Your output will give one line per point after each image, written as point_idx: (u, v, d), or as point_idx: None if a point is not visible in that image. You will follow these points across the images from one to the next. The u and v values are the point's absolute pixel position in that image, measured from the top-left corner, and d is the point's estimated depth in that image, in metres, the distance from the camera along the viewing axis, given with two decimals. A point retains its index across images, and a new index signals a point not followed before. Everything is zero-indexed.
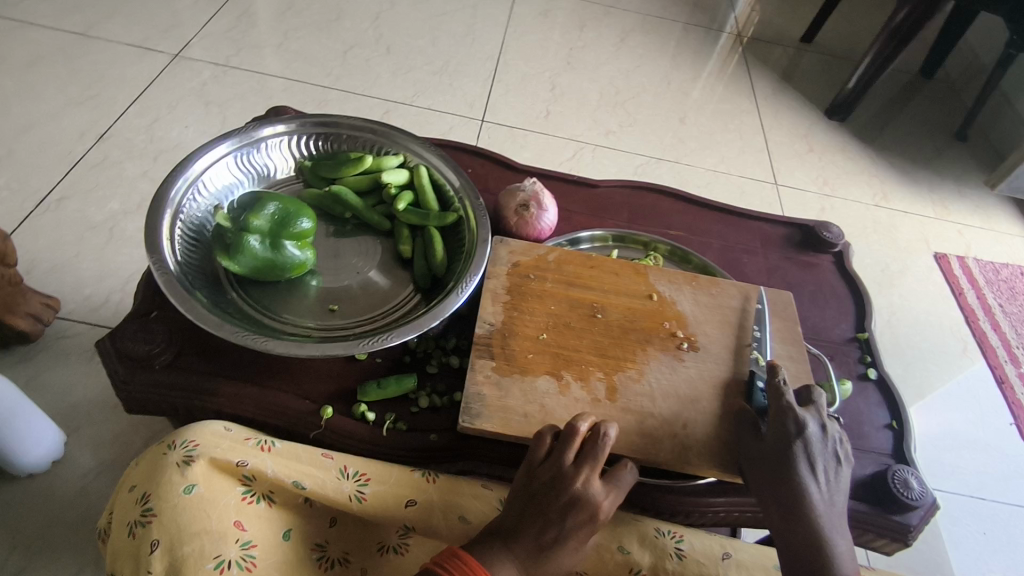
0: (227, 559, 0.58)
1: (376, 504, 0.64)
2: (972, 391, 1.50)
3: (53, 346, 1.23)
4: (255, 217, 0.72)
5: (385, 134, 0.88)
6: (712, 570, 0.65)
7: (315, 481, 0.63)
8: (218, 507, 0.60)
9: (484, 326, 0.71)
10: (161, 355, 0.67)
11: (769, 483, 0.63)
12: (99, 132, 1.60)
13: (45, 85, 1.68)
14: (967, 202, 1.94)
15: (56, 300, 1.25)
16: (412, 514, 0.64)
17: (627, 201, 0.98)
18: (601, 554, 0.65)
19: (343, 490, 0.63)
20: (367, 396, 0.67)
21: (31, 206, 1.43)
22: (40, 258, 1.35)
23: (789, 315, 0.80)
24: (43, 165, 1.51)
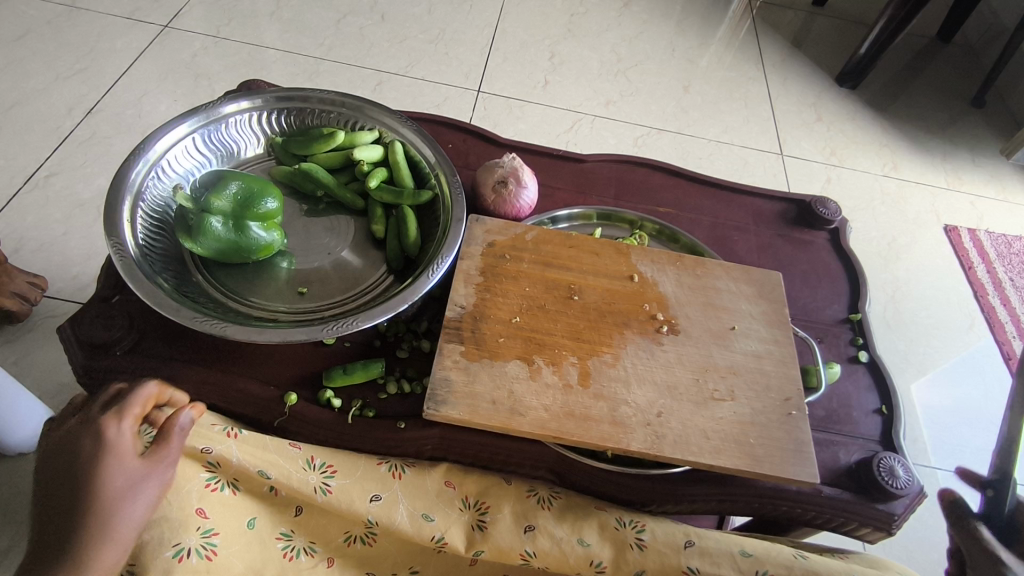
0: (186, 548, 0.60)
1: (341, 497, 0.64)
2: (977, 367, 1.46)
3: (40, 325, 1.22)
4: (217, 196, 0.69)
5: (358, 108, 0.84)
6: (674, 558, 0.64)
7: (281, 472, 0.64)
8: (181, 494, 0.61)
9: (454, 309, 0.69)
10: (122, 341, 0.65)
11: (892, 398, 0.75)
12: (87, 107, 1.57)
13: (32, 59, 1.64)
14: (982, 172, 1.88)
15: (43, 279, 1.24)
16: (377, 509, 0.65)
17: (614, 176, 0.94)
18: (562, 550, 0.65)
19: (309, 481, 0.64)
20: (333, 381, 0.66)
21: (19, 183, 1.41)
22: (28, 236, 1.34)
23: (776, 297, 0.76)
24: (31, 142, 1.48)
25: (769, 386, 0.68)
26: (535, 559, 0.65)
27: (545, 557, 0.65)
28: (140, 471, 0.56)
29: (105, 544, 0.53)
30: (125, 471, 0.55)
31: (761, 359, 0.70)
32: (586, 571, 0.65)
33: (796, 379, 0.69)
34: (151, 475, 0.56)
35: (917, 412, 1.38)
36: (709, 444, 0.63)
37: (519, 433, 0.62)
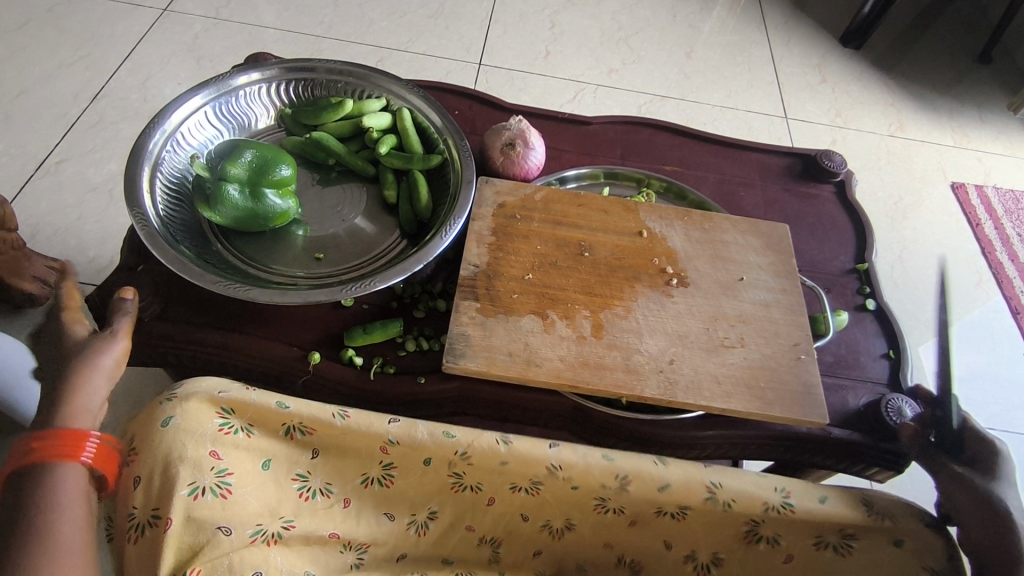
0: (201, 486, 0.63)
1: (360, 421, 0.65)
2: (985, 322, 1.48)
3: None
4: (232, 164, 0.71)
5: (365, 77, 0.85)
6: (694, 472, 0.66)
7: (299, 404, 0.66)
8: (195, 437, 0.63)
9: (468, 268, 0.71)
10: (148, 307, 0.67)
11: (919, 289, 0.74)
12: (93, 93, 1.58)
13: (36, 47, 1.65)
14: (990, 129, 1.86)
15: (62, 264, 1.26)
16: (397, 428, 0.65)
17: (619, 136, 0.95)
18: (586, 462, 0.66)
19: (327, 409, 0.66)
20: (353, 340, 0.68)
21: (32, 170, 1.43)
22: (44, 222, 1.36)
23: (784, 247, 0.78)
24: (40, 129, 1.50)
25: (777, 332, 0.70)
26: (562, 470, 0.66)
27: (571, 468, 0.66)
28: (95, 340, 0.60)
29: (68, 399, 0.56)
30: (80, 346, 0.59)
31: (769, 307, 0.72)
32: (611, 483, 0.66)
33: (804, 325, 0.71)
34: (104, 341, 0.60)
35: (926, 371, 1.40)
36: (720, 388, 0.65)
37: (536, 383, 0.64)
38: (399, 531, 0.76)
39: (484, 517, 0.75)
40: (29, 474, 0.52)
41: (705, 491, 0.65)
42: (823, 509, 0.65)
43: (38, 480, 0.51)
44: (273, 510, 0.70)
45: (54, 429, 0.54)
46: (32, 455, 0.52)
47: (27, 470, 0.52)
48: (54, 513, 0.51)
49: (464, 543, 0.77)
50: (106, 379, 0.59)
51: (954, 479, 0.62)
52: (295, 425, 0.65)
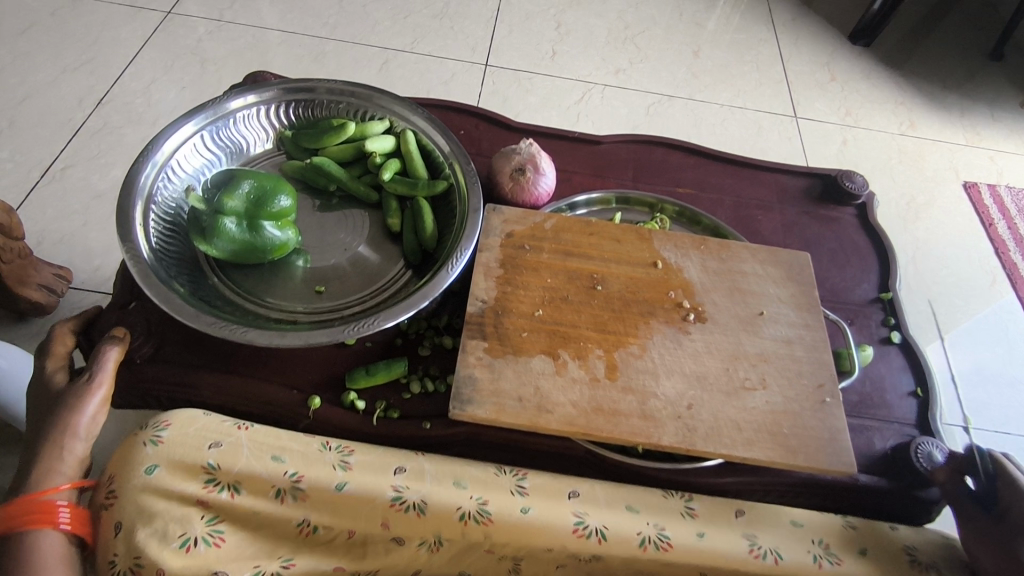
0: (193, 537, 0.60)
1: (361, 472, 0.61)
2: (1000, 324, 1.43)
3: (67, 316, 1.21)
4: (228, 196, 0.67)
5: (367, 98, 0.82)
6: (728, 526, 0.62)
7: (296, 455, 0.61)
8: (178, 489, 0.59)
9: (475, 304, 0.67)
10: (141, 349, 0.65)
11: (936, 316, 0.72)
12: (97, 97, 1.55)
13: (38, 52, 1.62)
14: (1001, 127, 1.81)
15: (68, 270, 1.23)
16: (404, 478, 0.61)
17: (630, 156, 0.91)
18: (614, 513, 0.62)
19: (326, 460, 0.61)
20: (355, 383, 0.65)
21: (37, 176, 1.41)
22: (49, 230, 1.33)
23: (804, 278, 0.74)
24: (45, 135, 1.47)
25: (801, 373, 0.67)
26: (589, 518, 0.62)
27: (598, 515, 0.62)
28: (72, 396, 0.59)
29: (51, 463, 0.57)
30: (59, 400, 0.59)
31: (791, 345, 0.68)
32: (648, 531, 0.61)
33: (829, 365, 0.67)
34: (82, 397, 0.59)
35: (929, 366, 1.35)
36: (740, 435, 0.62)
37: (548, 430, 0.61)
38: (410, 553, 0.68)
39: (507, 546, 0.65)
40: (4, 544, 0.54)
41: (746, 542, 0.62)
42: (864, 563, 0.62)
43: (13, 549, 0.54)
44: (269, 549, 0.65)
45: (25, 497, 0.56)
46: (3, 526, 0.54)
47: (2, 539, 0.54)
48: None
49: (483, 559, 0.69)
50: (84, 442, 0.59)
51: (977, 534, 0.61)
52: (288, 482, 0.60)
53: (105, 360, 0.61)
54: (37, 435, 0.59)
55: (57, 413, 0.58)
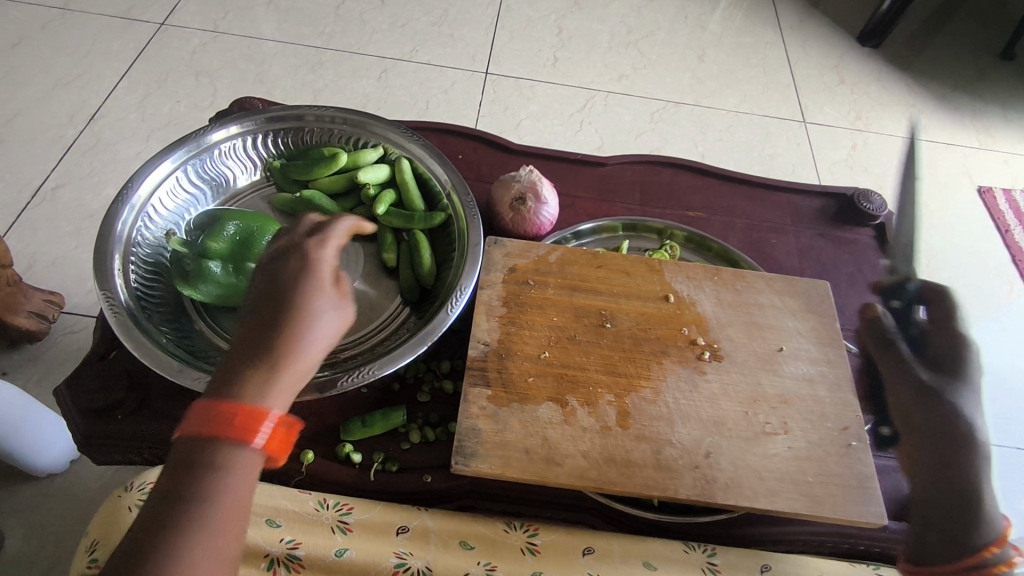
0: None
1: (363, 534, 0.58)
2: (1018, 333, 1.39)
3: (60, 341, 1.17)
4: (214, 240, 0.64)
5: (359, 124, 0.78)
6: None
7: (293, 518, 0.59)
8: None
9: (477, 347, 0.64)
10: (123, 403, 0.63)
11: (925, 403, 0.64)
12: (90, 113, 1.52)
13: (30, 67, 1.59)
14: (1016, 128, 1.77)
15: (60, 295, 1.18)
16: (408, 540, 0.59)
17: (638, 178, 0.87)
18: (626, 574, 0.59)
19: (324, 521, 0.59)
20: (351, 435, 0.61)
21: (28, 196, 1.37)
22: (41, 252, 1.30)
23: (825, 309, 0.70)
24: (37, 153, 1.44)
25: (824, 415, 0.63)
26: None
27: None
28: (316, 287, 0.51)
29: (282, 368, 0.47)
30: (293, 287, 0.51)
31: (814, 384, 0.64)
32: None
33: (855, 405, 0.63)
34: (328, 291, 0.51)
35: None
36: (761, 486, 0.58)
37: (556, 485, 0.57)
38: None
39: None
40: (190, 448, 0.44)
41: None
42: None
43: (200, 460, 0.44)
44: None
45: (236, 398, 0.45)
46: (198, 427, 0.44)
47: (191, 439, 0.44)
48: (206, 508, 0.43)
49: None
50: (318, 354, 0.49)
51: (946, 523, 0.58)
52: (284, 549, 0.57)
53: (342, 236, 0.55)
54: (257, 328, 0.49)
55: (292, 307, 0.50)
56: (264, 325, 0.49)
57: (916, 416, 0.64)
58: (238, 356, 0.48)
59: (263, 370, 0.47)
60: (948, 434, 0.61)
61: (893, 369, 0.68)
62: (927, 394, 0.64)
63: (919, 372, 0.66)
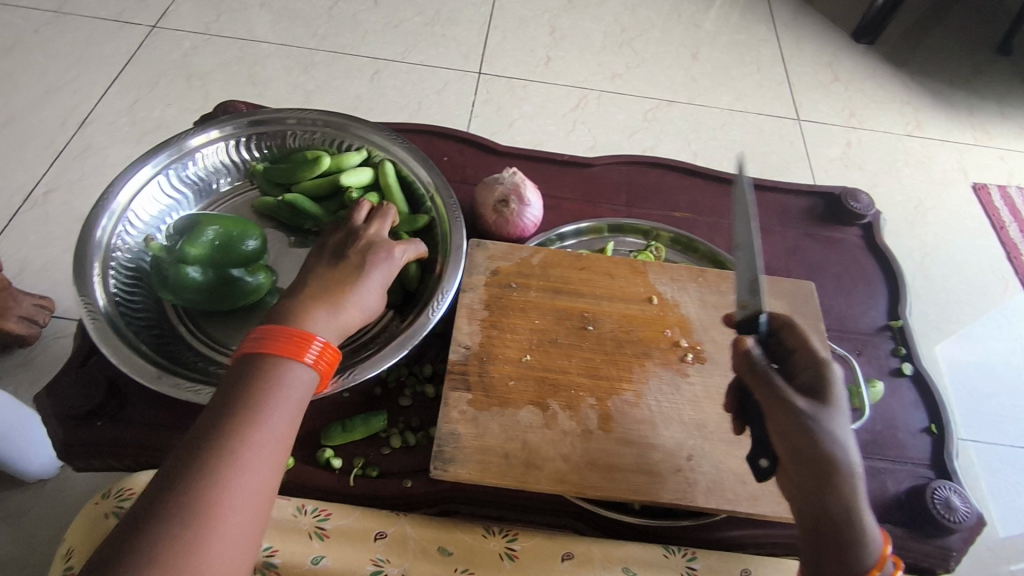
0: None
1: (340, 540, 0.58)
2: (1014, 330, 1.38)
3: (52, 345, 1.16)
4: (192, 245, 0.64)
5: (342, 127, 0.78)
6: None
7: (270, 523, 0.58)
8: None
9: (458, 351, 0.63)
10: (102, 409, 0.62)
11: (802, 433, 0.51)
12: (81, 117, 1.52)
13: (22, 71, 1.58)
14: (1011, 125, 1.76)
15: (51, 300, 1.17)
16: (385, 547, 0.58)
17: (624, 179, 0.87)
18: None
19: (302, 527, 0.58)
20: (331, 440, 0.61)
21: (19, 201, 1.37)
22: (32, 257, 1.29)
23: (809, 310, 0.70)
24: (28, 157, 1.44)
25: None
26: None
27: None
28: (372, 252, 0.60)
29: (336, 309, 0.55)
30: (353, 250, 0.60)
31: None
32: None
33: None
34: (383, 255, 0.60)
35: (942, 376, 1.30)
36: (743, 490, 0.58)
37: (536, 490, 0.57)
38: None
39: None
40: (245, 363, 0.49)
41: None
42: None
43: (252, 372, 0.49)
44: None
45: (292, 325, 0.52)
46: (253, 345, 0.50)
47: (246, 356, 0.50)
48: (259, 411, 0.47)
49: None
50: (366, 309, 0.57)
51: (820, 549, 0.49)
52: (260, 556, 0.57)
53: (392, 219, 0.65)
54: (320, 275, 0.58)
55: (352, 263, 0.59)
56: (327, 275, 0.58)
57: (798, 441, 0.50)
58: (298, 297, 0.56)
59: (319, 309, 0.54)
60: (821, 458, 0.50)
61: (763, 394, 0.53)
62: (807, 418, 0.51)
63: (792, 395, 0.52)
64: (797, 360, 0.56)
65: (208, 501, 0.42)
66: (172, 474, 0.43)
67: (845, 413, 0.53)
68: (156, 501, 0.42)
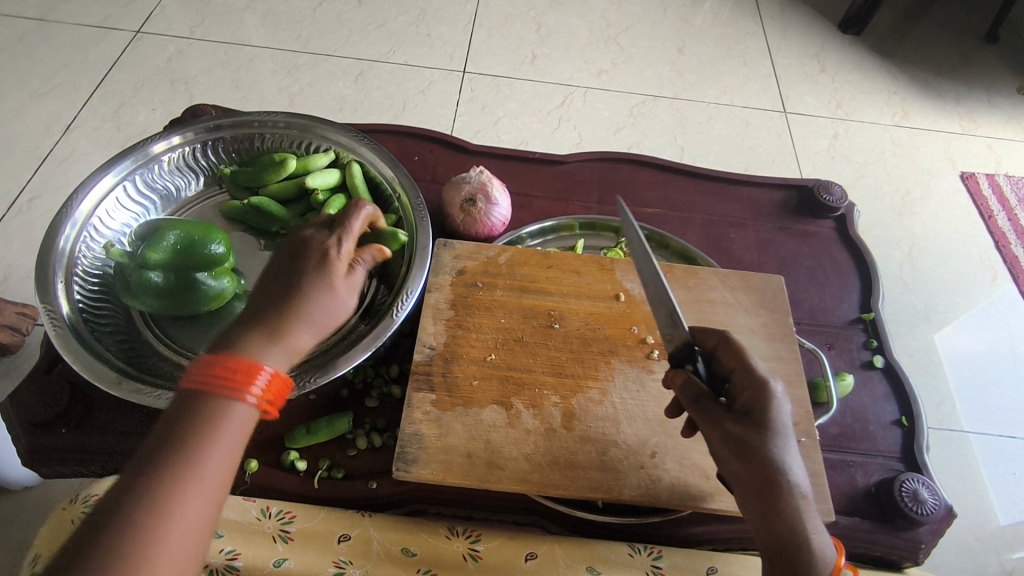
0: None
1: (303, 542, 0.58)
2: (1002, 320, 1.38)
3: (36, 353, 1.15)
4: (153, 251, 0.64)
5: (309, 130, 0.78)
6: None
7: (235, 526, 0.58)
8: None
9: (422, 351, 0.63)
10: (67, 417, 0.62)
11: (738, 462, 0.51)
12: (65, 123, 1.51)
13: (6, 78, 1.58)
14: (999, 113, 1.76)
15: (34, 308, 1.16)
16: (348, 549, 0.58)
17: (596, 175, 0.87)
18: None
19: (265, 530, 0.58)
20: (295, 442, 0.61)
21: (4, 209, 1.37)
22: (16, 264, 1.29)
23: (778, 304, 0.70)
24: (12, 165, 1.43)
25: None
26: None
27: None
28: (319, 275, 0.53)
29: (280, 337, 0.49)
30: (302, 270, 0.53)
31: None
32: None
33: (804, 401, 0.63)
34: (326, 283, 0.53)
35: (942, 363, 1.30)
36: (708, 486, 0.57)
37: (499, 489, 0.57)
38: None
39: None
40: (188, 394, 0.45)
41: None
42: None
43: (192, 406, 0.44)
44: None
45: (240, 354, 0.47)
46: (196, 374, 0.45)
47: (188, 386, 0.45)
48: (203, 450, 0.43)
49: None
50: (314, 333, 0.52)
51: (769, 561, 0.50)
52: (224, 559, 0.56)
53: (355, 228, 0.57)
54: (260, 301, 0.52)
55: (295, 289, 0.52)
56: (266, 307, 0.51)
57: (737, 465, 0.51)
58: (241, 321, 0.50)
59: (264, 335, 0.49)
60: (762, 485, 0.50)
61: (701, 421, 0.53)
62: (741, 445, 0.51)
63: (725, 421, 0.52)
64: (735, 379, 0.55)
65: (143, 552, 0.38)
66: (100, 523, 0.39)
67: (784, 429, 0.52)
68: (86, 552, 0.37)
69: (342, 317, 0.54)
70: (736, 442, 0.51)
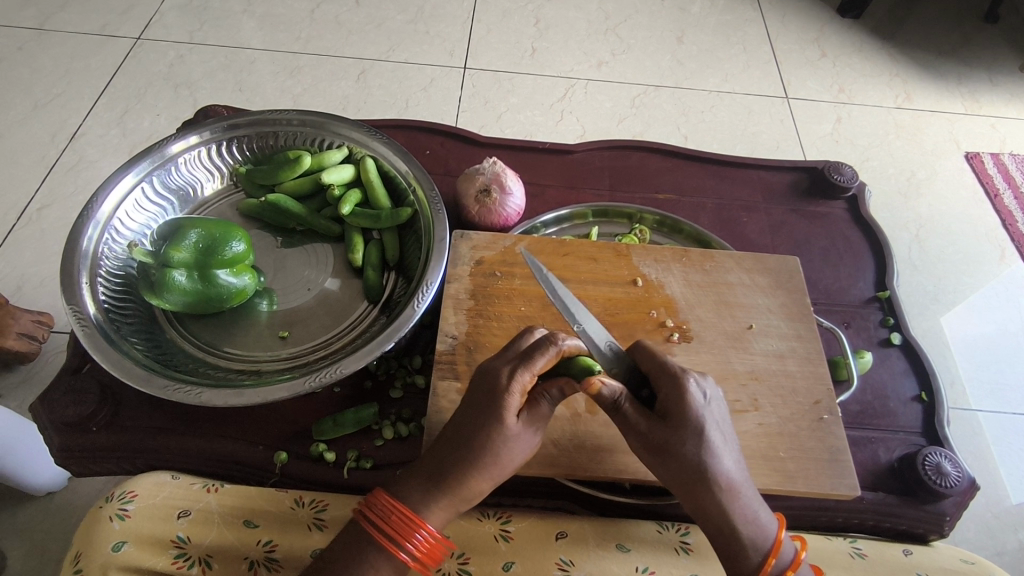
0: None
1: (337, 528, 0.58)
2: (1011, 298, 1.38)
3: (53, 360, 1.16)
4: (176, 249, 0.64)
5: (322, 126, 0.78)
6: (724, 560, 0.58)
7: (269, 517, 0.58)
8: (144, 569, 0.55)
9: (445, 341, 0.64)
10: (97, 415, 0.63)
11: (659, 466, 0.51)
12: (71, 132, 1.52)
13: (9, 89, 1.59)
14: (1001, 92, 1.75)
15: (49, 315, 1.17)
16: None
17: (607, 164, 0.87)
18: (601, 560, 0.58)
19: (299, 517, 0.59)
20: (324, 434, 0.62)
21: (14, 218, 1.37)
22: (29, 273, 1.30)
23: (794, 284, 0.70)
24: (21, 174, 1.44)
25: (795, 390, 0.63)
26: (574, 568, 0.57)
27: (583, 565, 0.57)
28: (493, 425, 0.49)
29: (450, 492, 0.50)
30: (477, 419, 0.50)
31: (784, 358, 0.65)
32: None
33: (825, 378, 0.64)
34: (502, 434, 0.50)
35: (950, 342, 1.31)
36: None
37: (527, 473, 0.57)
38: None
39: None
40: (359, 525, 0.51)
41: None
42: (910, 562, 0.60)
43: (357, 538, 0.50)
44: None
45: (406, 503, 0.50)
46: (371, 512, 0.50)
47: (362, 515, 0.51)
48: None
49: None
50: (493, 478, 0.51)
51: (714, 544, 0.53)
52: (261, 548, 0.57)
53: (542, 364, 0.51)
54: (437, 447, 0.52)
55: (465, 443, 0.50)
56: (440, 458, 0.51)
57: (659, 470, 0.52)
58: (415, 468, 0.52)
59: (431, 489, 0.50)
60: (687, 485, 0.51)
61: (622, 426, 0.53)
62: (658, 449, 0.51)
63: (638, 428, 0.51)
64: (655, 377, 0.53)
65: None
66: None
67: (704, 427, 0.50)
68: None
69: (519, 460, 0.51)
70: (652, 450, 0.51)
